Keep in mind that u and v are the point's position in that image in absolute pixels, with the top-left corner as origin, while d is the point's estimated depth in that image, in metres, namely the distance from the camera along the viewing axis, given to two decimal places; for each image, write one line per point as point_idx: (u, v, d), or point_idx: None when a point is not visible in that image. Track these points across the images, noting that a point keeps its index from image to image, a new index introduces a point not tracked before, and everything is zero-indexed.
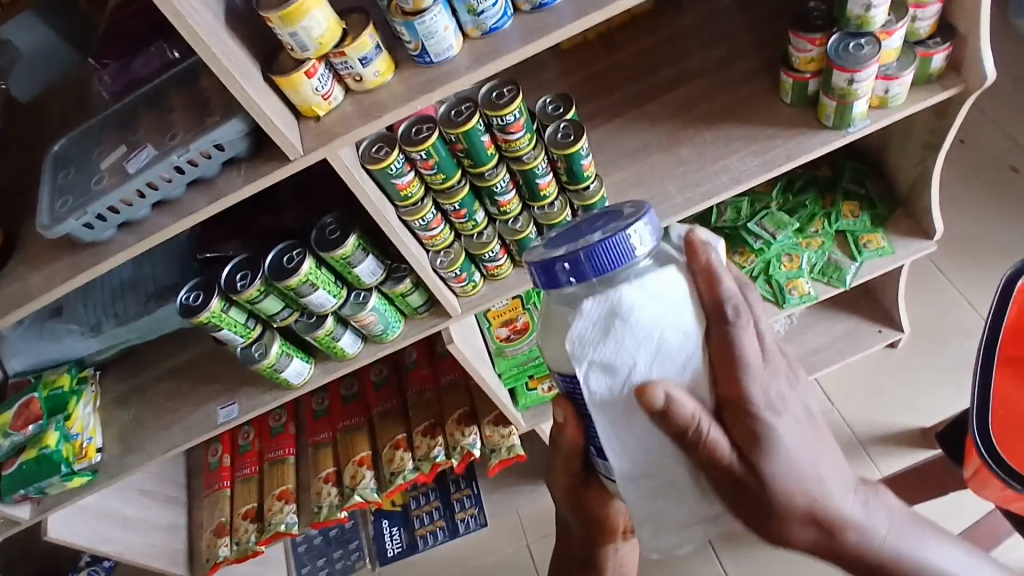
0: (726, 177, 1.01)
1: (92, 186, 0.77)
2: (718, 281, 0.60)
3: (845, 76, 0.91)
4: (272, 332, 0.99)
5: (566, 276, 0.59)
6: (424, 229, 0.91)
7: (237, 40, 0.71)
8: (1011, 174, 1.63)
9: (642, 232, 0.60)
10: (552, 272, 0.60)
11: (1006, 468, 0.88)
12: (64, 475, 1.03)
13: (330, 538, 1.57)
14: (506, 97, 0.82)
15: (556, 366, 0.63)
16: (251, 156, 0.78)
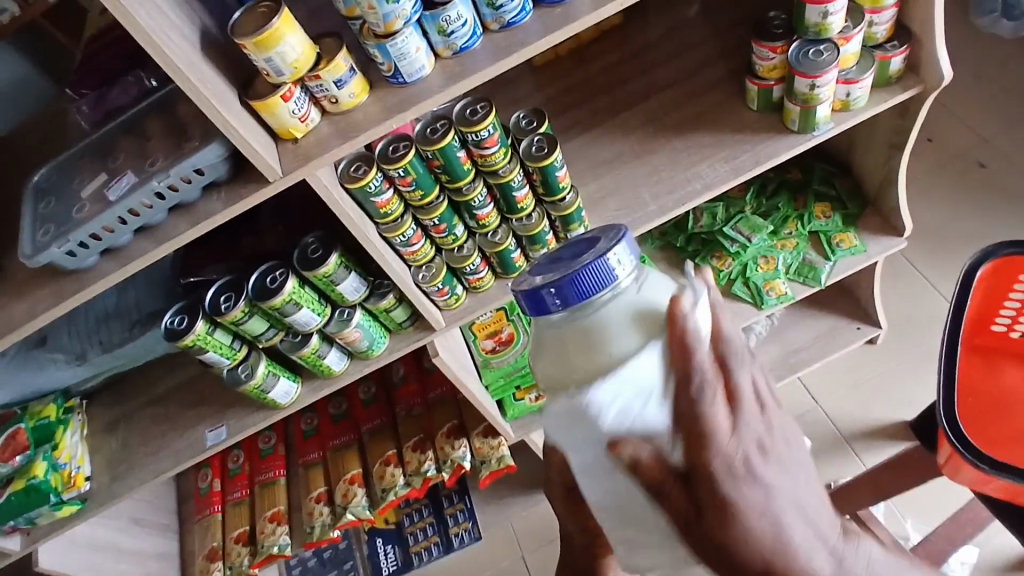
0: (698, 183, 1.04)
1: (73, 215, 0.78)
2: (693, 353, 0.50)
3: (806, 81, 0.95)
4: (258, 353, 1.00)
5: (554, 300, 0.57)
6: (405, 245, 0.92)
7: (214, 67, 0.73)
8: (979, 170, 1.67)
9: (620, 254, 0.57)
10: (538, 299, 0.57)
11: (975, 450, 0.87)
12: (53, 504, 1.03)
13: (325, 560, 1.54)
14: (479, 114, 0.85)
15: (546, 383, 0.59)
16: (231, 180, 0.80)
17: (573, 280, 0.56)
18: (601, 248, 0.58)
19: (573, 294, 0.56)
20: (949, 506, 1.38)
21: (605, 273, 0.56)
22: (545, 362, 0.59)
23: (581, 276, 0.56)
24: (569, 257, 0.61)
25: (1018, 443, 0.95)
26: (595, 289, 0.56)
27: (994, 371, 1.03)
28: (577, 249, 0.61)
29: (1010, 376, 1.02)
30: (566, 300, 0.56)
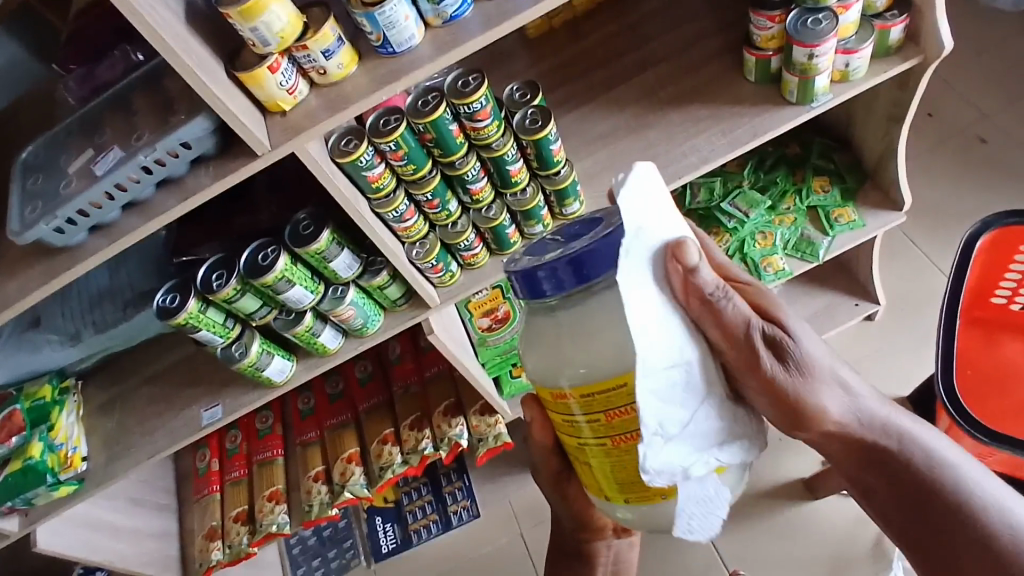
0: (694, 157, 1.02)
1: (61, 191, 0.77)
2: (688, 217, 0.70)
3: (804, 51, 0.93)
4: (252, 332, 0.99)
5: (548, 283, 0.56)
6: (398, 220, 0.91)
7: (199, 38, 0.71)
8: (979, 145, 1.66)
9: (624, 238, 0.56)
10: (534, 280, 0.57)
11: (972, 421, 0.87)
12: (50, 485, 1.02)
13: (324, 538, 1.57)
14: (472, 85, 0.83)
15: (539, 376, 0.61)
16: (220, 154, 0.78)
17: (573, 263, 0.55)
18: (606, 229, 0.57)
19: (567, 278, 0.56)
20: None
21: (608, 255, 0.55)
22: (536, 354, 0.61)
23: (579, 261, 0.55)
24: (573, 236, 0.59)
25: (1016, 417, 0.95)
26: (596, 272, 0.55)
27: (994, 346, 1.01)
28: (583, 228, 0.60)
29: (1010, 350, 1.01)
30: (560, 284, 0.56)
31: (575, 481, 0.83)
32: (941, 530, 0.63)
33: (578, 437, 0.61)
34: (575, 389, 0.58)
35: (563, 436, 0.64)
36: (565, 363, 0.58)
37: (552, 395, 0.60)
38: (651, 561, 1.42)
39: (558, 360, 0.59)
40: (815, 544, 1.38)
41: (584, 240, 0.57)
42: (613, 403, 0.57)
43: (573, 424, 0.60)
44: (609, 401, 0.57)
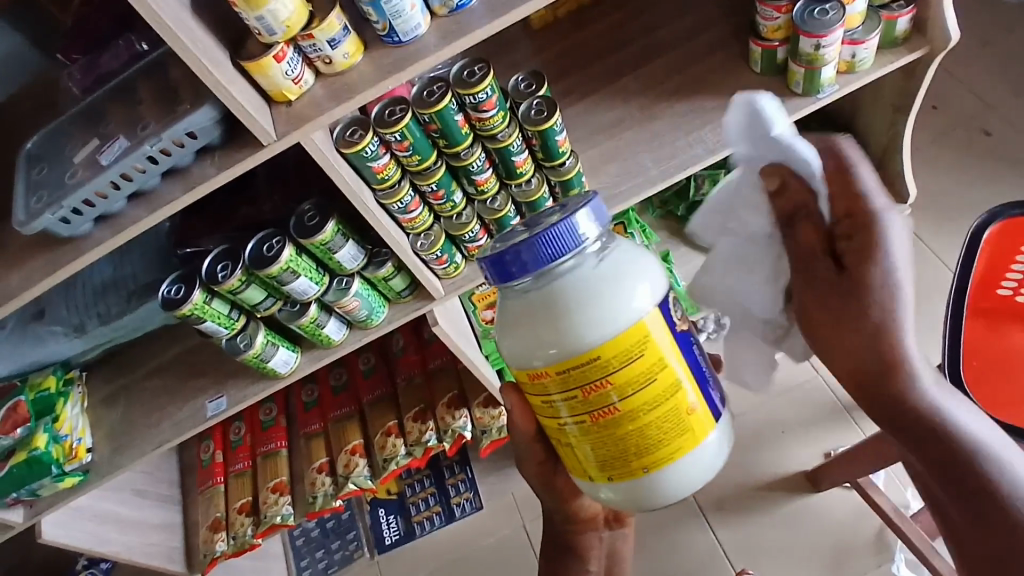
0: (700, 148, 1.02)
1: (66, 180, 0.76)
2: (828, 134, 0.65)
3: (811, 42, 0.92)
4: (256, 323, 0.99)
5: (516, 266, 0.56)
6: (403, 212, 0.91)
7: (205, 27, 0.71)
8: (983, 137, 1.65)
9: (584, 219, 0.58)
10: (504, 263, 0.57)
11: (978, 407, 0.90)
12: (55, 476, 1.03)
13: (328, 530, 1.58)
14: (477, 75, 0.83)
15: (514, 362, 0.60)
16: (225, 144, 0.78)
17: (539, 240, 0.56)
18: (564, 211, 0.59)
19: (535, 260, 0.56)
20: None
21: (570, 232, 0.56)
22: (508, 336, 0.60)
23: (545, 243, 0.56)
24: (534, 224, 0.60)
25: None
26: (560, 249, 0.56)
27: (998, 335, 0.98)
28: (541, 218, 0.61)
29: (1014, 338, 0.97)
30: (528, 266, 0.56)
31: (563, 472, 0.83)
32: (975, 512, 0.58)
33: (556, 419, 0.61)
34: (547, 367, 0.58)
35: (544, 422, 0.63)
36: (535, 345, 0.58)
37: (529, 376, 0.60)
38: (655, 551, 1.42)
39: (530, 341, 0.58)
40: (817, 536, 1.38)
41: (545, 222, 0.58)
42: (587, 378, 0.57)
43: (550, 404, 0.60)
44: (580, 375, 0.57)
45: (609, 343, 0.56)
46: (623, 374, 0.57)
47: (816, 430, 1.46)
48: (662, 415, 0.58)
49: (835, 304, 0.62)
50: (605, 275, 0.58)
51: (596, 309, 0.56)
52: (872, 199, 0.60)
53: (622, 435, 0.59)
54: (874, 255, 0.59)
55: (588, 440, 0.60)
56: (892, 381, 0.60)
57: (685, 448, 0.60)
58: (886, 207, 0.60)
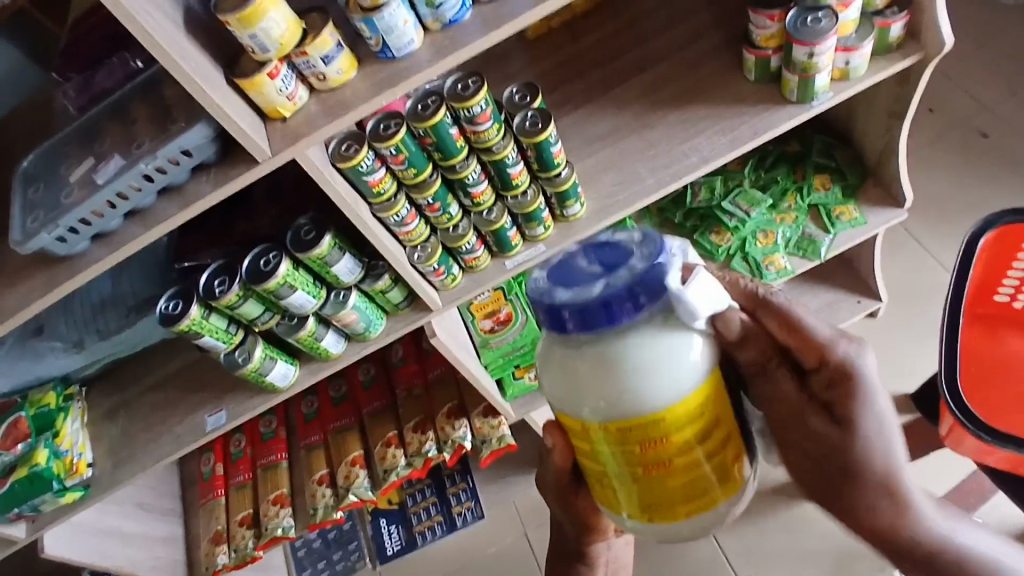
0: (695, 157, 1.02)
1: (62, 200, 0.77)
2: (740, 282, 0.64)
3: (804, 50, 0.93)
4: (255, 337, 0.99)
5: (579, 318, 0.58)
6: (400, 225, 0.91)
7: (198, 46, 0.71)
8: (981, 139, 1.65)
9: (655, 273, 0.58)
10: (566, 310, 0.58)
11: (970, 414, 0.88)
12: (56, 491, 1.03)
13: (329, 540, 1.57)
14: (471, 89, 0.83)
15: (560, 403, 0.62)
16: (220, 161, 0.78)
17: (604, 306, 0.57)
18: (631, 269, 0.59)
19: (603, 314, 0.58)
20: (949, 479, 1.37)
21: (635, 298, 0.58)
22: (556, 381, 0.62)
23: (613, 298, 0.57)
24: (600, 264, 0.60)
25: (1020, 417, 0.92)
26: (621, 317, 0.58)
27: (997, 339, 0.98)
28: (602, 257, 0.61)
29: (1012, 344, 0.97)
30: (592, 320, 0.58)
31: (583, 494, 0.81)
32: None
33: (603, 464, 0.62)
34: (597, 421, 0.60)
35: (584, 461, 0.65)
36: (589, 393, 0.59)
37: (576, 423, 0.61)
38: (656, 558, 1.42)
39: (581, 386, 0.60)
40: (820, 539, 1.38)
41: (609, 279, 0.59)
42: (649, 435, 0.58)
43: (595, 451, 0.62)
44: (631, 437, 0.59)
45: (665, 411, 0.58)
46: (677, 437, 0.59)
47: None
48: (710, 471, 0.62)
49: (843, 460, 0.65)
50: (663, 341, 0.59)
51: (649, 377, 0.58)
52: (830, 338, 0.64)
53: (670, 484, 0.61)
54: (857, 394, 0.64)
55: (629, 489, 0.62)
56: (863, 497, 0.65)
57: (722, 495, 0.63)
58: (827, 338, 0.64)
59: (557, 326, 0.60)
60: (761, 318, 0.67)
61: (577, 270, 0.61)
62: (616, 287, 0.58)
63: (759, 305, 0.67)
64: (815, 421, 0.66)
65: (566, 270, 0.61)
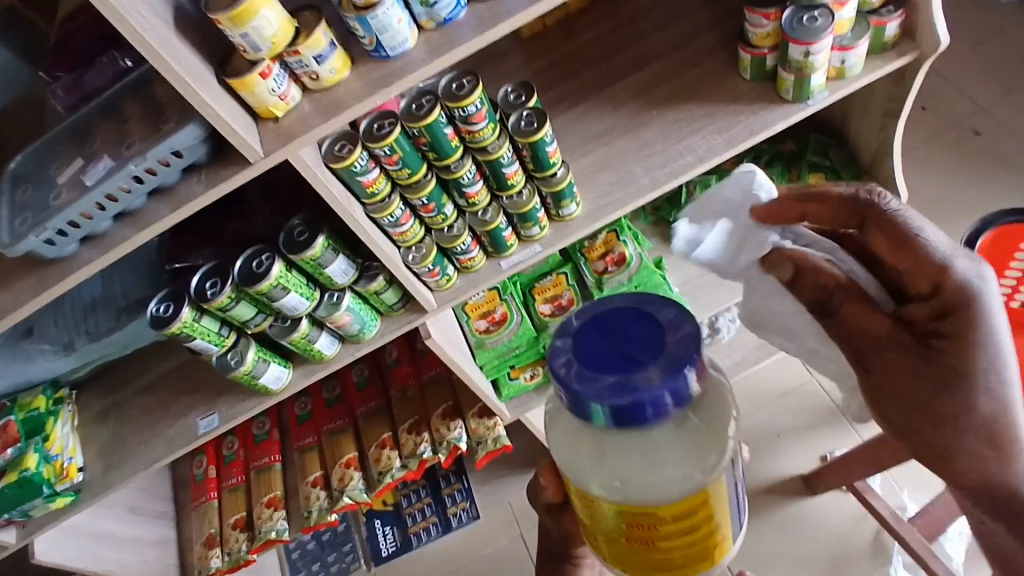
0: (691, 156, 1.02)
1: (50, 202, 0.75)
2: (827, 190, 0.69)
3: (800, 49, 0.92)
4: (247, 340, 0.98)
5: (605, 413, 0.49)
6: (394, 225, 0.90)
7: (189, 45, 0.70)
8: (973, 138, 1.66)
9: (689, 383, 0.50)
10: (589, 401, 0.49)
11: None
12: (46, 496, 1.02)
13: (323, 542, 1.57)
14: (466, 88, 0.82)
15: (569, 462, 0.55)
16: (212, 161, 0.77)
17: (637, 410, 0.49)
18: (668, 364, 0.49)
19: (630, 415, 0.49)
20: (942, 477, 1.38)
21: (668, 404, 0.49)
22: (565, 438, 0.55)
23: (646, 405, 0.48)
24: (631, 347, 0.50)
25: None
26: (652, 419, 0.50)
27: None
28: (636, 331, 0.51)
29: None
30: (619, 418, 0.49)
31: None
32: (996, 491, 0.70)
33: (595, 525, 0.56)
34: (604, 499, 0.53)
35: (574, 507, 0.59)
36: (609, 468, 0.52)
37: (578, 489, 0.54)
38: None
39: (604, 458, 0.53)
40: (814, 542, 1.38)
41: (646, 374, 0.49)
42: (654, 524, 0.52)
43: (589, 515, 0.56)
44: (633, 523, 0.53)
45: (675, 506, 0.51)
46: (681, 527, 0.53)
47: (813, 434, 1.46)
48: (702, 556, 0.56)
49: (948, 386, 0.67)
50: (686, 434, 0.52)
51: (664, 468, 0.52)
52: (948, 252, 0.65)
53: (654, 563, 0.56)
54: (979, 309, 0.66)
55: (622, 559, 0.57)
56: (963, 407, 0.68)
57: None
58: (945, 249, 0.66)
59: (574, 409, 0.50)
60: (867, 231, 0.68)
61: (603, 347, 0.50)
62: (653, 389, 0.48)
63: (866, 217, 0.67)
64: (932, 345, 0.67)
65: (589, 343, 0.51)
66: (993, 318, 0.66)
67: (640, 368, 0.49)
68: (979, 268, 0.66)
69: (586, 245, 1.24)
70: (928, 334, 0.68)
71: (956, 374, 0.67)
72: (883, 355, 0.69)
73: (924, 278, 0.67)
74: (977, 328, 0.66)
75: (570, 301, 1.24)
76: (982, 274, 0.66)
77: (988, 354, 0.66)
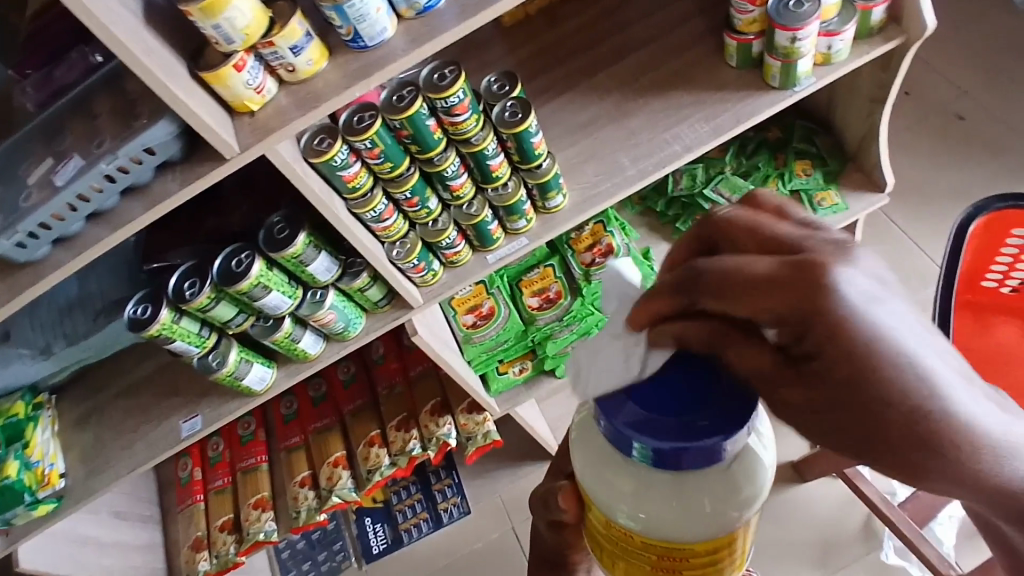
0: (678, 145, 1.00)
1: (20, 203, 0.72)
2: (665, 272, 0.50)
3: (787, 34, 0.91)
4: (229, 340, 0.95)
5: (644, 452, 0.48)
6: (377, 220, 0.88)
7: (159, 37, 0.67)
8: (957, 122, 1.66)
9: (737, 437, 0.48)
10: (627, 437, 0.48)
11: None
12: (28, 504, 0.99)
13: (313, 541, 1.55)
14: (448, 78, 0.80)
15: (593, 488, 0.54)
16: (186, 158, 0.75)
17: (678, 455, 0.48)
18: (720, 413, 0.48)
19: (668, 460, 0.48)
20: None
21: (712, 454, 0.48)
22: (590, 462, 0.54)
23: (688, 452, 0.48)
24: (682, 392, 0.49)
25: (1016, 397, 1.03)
26: (690, 466, 0.49)
27: (986, 328, 1.09)
28: (686, 373, 0.49)
29: (1000, 331, 1.09)
30: (657, 459, 0.48)
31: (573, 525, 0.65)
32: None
33: (617, 555, 0.55)
34: (632, 527, 0.51)
35: (593, 535, 0.57)
36: (635, 496, 0.51)
37: (604, 515, 0.53)
38: None
39: (630, 485, 0.51)
40: (803, 527, 1.39)
41: (696, 419, 0.48)
42: (684, 555, 0.51)
43: (612, 543, 0.54)
44: (661, 556, 0.51)
45: (708, 540, 0.50)
46: (709, 564, 0.52)
47: None
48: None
49: (867, 423, 0.41)
50: (726, 477, 0.51)
51: (698, 506, 0.50)
52: (769, 273, 0.41)
53: None
54: (836, 337, 0.40)
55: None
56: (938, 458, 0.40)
57: None
58: (798, 273, 0.41)
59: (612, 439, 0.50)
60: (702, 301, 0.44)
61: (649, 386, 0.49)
62: (698, 436, 0.47)
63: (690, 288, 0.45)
64: (857, 388, 0.40)
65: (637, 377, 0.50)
66: (891, 325, 0.40)
67: (690, 414, 0.48)
68: (842, 253, 0.41)
69: (573, 237, 1.23)
70: (802, 352, 0.42)
71: (876, 406, 0.40)
72: (780, 399, 0.44)
73: (766, 311, 0.41)
74: (857, 340, 0.40)
75: (557, 293, 1.23)
76: (856, 261, 0.41)
77: (910, 370, 0.40)
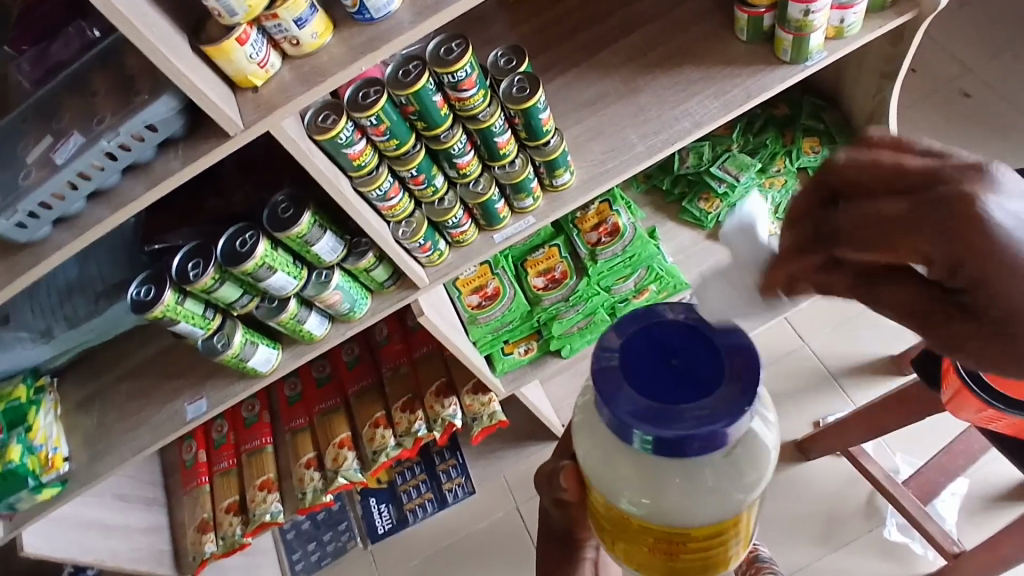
0: (686, 122, 0.99)
1: (19, 182, 0.71)
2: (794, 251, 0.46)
3: (800, 7, 0.89)
4: (233, 321, 0.94)
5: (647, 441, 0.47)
6: (382, 199, 0.87)
7: (158, 9, 0.65)
8: (963, 99, 1.64)
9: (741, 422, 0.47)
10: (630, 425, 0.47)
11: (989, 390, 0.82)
12: (32, 488, 0.99)
13: (318, 522, 1.56)
14: (456, 52, 0.78)
15: (593, 472, 0.53)
16: (188, 135, 0.73)
17: (682, 443, 0.46)
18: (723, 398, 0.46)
19: (676, 448, 0.46)
20: (936, 441, 1.39)
21: (715, 440, 0.46)
22: (596, 447, 0.53)
23: (693, 438, 0.46)
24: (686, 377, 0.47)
25: None
26: (695, 454, 0.47)
27: None
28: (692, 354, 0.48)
29: None
30: (658, 447, 0.46)
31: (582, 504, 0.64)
32: None
33: (618, 536, 0.54)
34: (633, 512, 0.51)
35: (593, 515, 0.57)
36: (636, 482, 0.50)
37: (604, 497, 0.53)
38: None
39: (630, 472, 0.51)
40: (809, 504, 1.39)
41: (697, 408, 0.46)
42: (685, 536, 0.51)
43: (613, 526, 0.54)
44: (660, 539, 0.51)
45: (708, 526, 0.50)
46: (710, 543, 0.52)
47: (801, 402, 1.47)
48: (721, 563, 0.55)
49: None
50: (731, 462, 0.50)
51: (702, 490, 0.50)
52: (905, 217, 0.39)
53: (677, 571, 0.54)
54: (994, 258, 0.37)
55: (648, 570, 0.55)
56: None
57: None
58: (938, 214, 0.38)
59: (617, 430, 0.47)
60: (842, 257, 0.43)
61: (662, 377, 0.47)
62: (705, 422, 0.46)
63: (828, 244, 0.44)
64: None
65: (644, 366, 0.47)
66: None
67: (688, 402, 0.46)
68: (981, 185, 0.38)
69: (578, 216, 1.22)
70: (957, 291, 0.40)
71: None
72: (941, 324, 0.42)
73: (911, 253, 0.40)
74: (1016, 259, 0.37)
75: (563, 273, 1.22)
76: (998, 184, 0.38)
77: None
